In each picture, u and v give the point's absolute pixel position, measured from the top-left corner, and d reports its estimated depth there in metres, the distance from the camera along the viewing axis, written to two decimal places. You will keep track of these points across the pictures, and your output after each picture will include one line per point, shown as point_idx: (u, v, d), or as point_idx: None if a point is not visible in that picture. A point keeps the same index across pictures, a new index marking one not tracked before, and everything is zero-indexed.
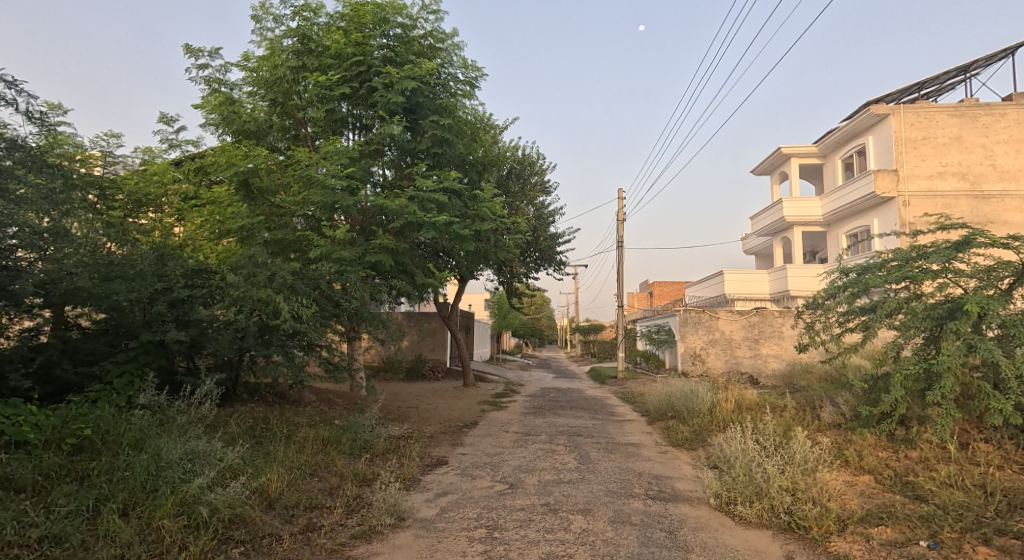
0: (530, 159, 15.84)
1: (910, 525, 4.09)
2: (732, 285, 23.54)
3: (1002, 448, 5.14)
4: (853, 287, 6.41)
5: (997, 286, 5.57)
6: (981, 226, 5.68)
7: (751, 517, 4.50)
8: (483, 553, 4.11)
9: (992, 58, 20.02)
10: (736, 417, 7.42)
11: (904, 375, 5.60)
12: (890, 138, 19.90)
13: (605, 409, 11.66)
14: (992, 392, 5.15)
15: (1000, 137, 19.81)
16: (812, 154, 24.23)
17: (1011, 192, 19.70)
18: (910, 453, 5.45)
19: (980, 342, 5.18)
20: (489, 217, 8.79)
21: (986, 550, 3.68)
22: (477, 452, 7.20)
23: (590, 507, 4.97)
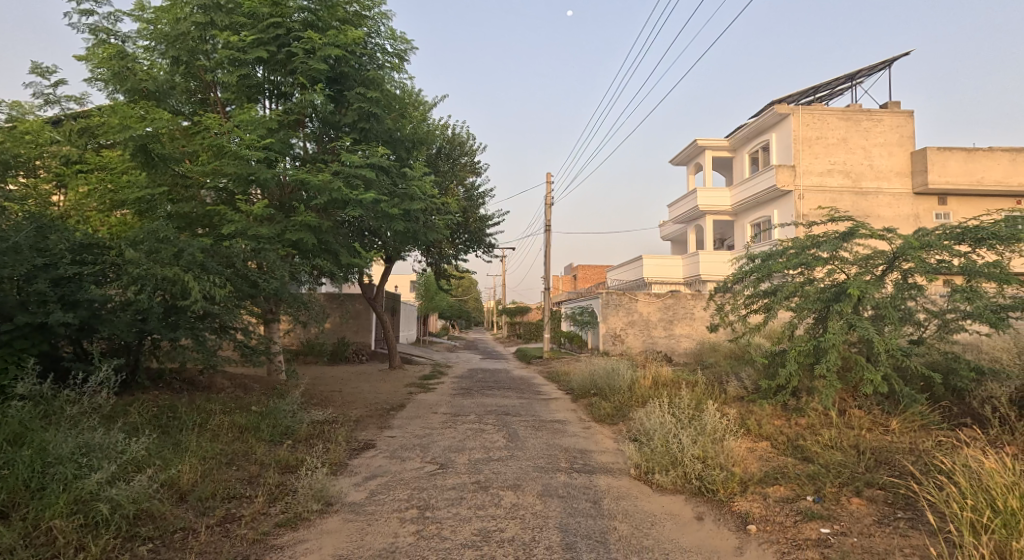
0: (459, 139, 15.71)
1: (799, 483, 4.66)
2: (649, 269, 24.87)
3: (873, 412, 5.95)
4: (759, 273, 7.03)
5: (872, 272, 6.41)
6: (864, 219, 6.44)
7: (667, 484, 4.93)
8: (416, 532, 4.13)
9: (874, 68, 22.43)
10: (654, 393, 7.98)
11: (798, 351, 6.28)
12: (789, 137, 21.86)
13: (531, 389, 11.93)
14: (866, 365, 5.93)
15: (877, 140, 22.21)
16: (722, 148, 25.97)
17: (884, 189, 22.14)
18: (800, 419, 6.16)
19: (858, 322, 5.91)
20: (419, 195, 8.62)
21: (858, 500, 4.30)
22: (406, 434, 7.14)
23: (519, 483, 5.14)
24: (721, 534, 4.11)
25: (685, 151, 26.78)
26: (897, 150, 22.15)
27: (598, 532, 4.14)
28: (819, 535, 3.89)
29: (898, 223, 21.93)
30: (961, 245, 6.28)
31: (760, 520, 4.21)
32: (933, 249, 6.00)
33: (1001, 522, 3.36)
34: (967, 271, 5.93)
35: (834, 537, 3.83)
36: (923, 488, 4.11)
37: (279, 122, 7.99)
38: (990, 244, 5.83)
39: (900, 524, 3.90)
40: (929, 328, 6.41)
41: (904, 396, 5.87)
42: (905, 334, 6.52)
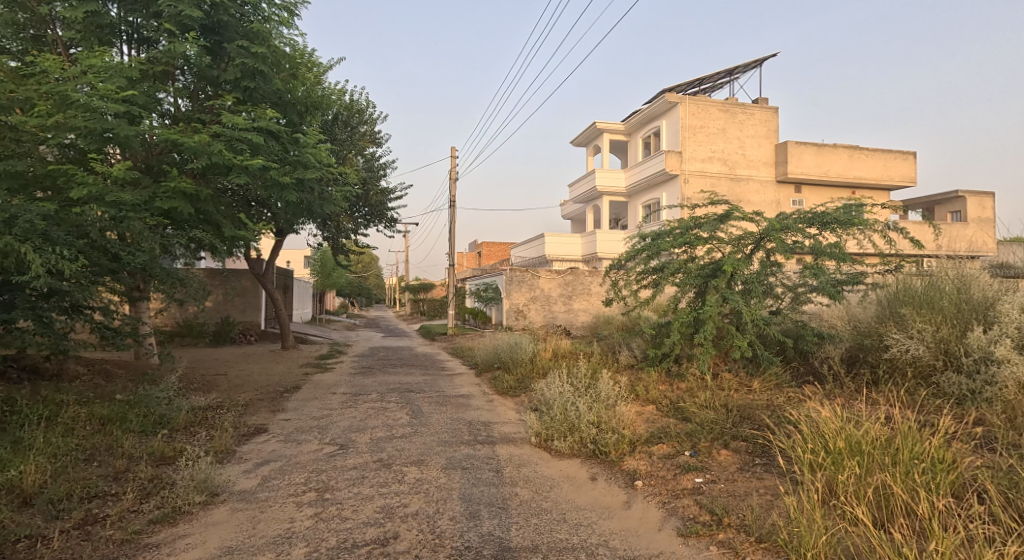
0: (358, 106, 14.92)
1: (678, 440, 5.18)
2: (552, 246, 25.58)
3: (739, 375, 6.78)
4: (649, 251, 7.49)
5: (743, 251, 7.17)
6: (737, 203, 7.16)
7: (565, 450, 5.26)
8: (315, 515, 3.99)
9: (748, 65, 24.81)
10: (554, 364, 8.43)
11: (681, 323, 6.95)
12: (678, 123, 23.50)
13: (435, 365, 11.91)
14: (735, 333, 6.77)
15: (749, 132, 24.57)
16: (618, 132, 27.25)
17: (754, 176, 24.56)
18: (681, 383, 6.85)
19: (729, 295, 6.67)
20: (314, 164, 8.14)
21: (725, 452, 4.88)
22: (301, 417, 6.79)
23: (423, 458, 5.15)
24: (612, 491, 4.47)
25: (584, 134, 27.70)
26: (763, 141, 24.72)
27: (500, 499, 4.29)
28: (693, 484, 4.37)
29: (764, 207, 24.49)
30: (811, 228, 7.24)
31: (645, 476, 4.64)
32: (790, 231, 6.88)
33: (831, 459, 4.00)
34: (816, 251, 6.91)
35: (705, 485, 4.32)
36: (775, 437, 4.76)
37: (144, 72, 7.28)
38: (833, 228, 6.82)
39: (758, 469, 4.49)
40: (784, 300, 7.39)
41: (762, 359, 6.75)
42: (766, 306, 7.46)
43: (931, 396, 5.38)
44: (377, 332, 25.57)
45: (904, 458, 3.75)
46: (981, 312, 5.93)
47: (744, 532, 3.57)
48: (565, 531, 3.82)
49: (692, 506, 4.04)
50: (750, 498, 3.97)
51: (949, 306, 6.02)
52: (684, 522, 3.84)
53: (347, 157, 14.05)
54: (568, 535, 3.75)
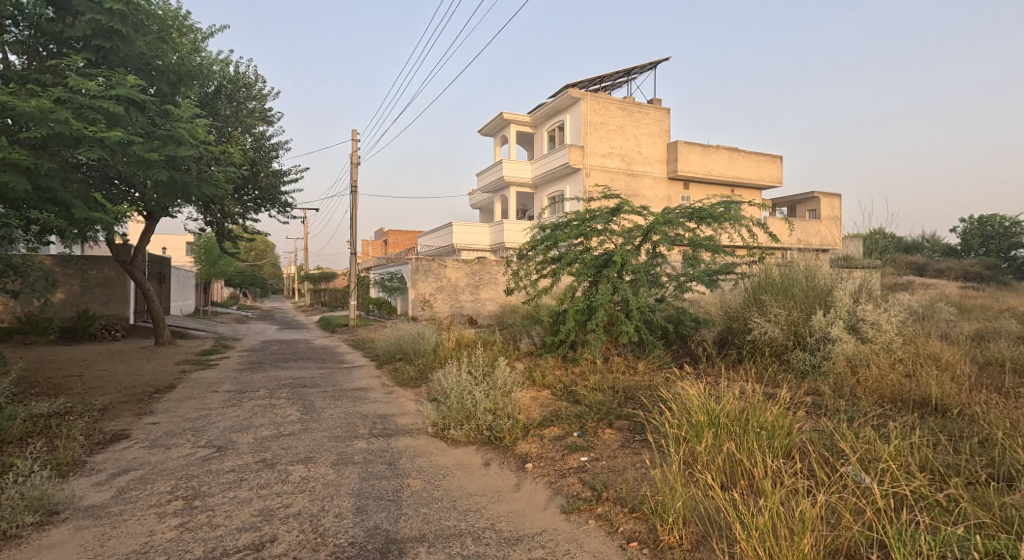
0: (245, 80, 14.02)
1: (567, 422, 5.42)
2: (459, 236, 25.52)
3: (628, 358, 7.25)
4: (548, 243, 7.78)
5: (633, 243, 7.60)
6: (627, 197, 7.55)
7: (461, 438, 5.33)
8: (179, 525, 3.72)
9: (645, 67, 26.12)
10: (454, 354, 8.47)
11: (575, 309, 7.34)
12: (580, 119, 24.26)
13: (334, 358, 11.53)
14: (623, 319, 7.29)
15: (646, 131, 25.86)
16: (525, 124, 27.61)
17: (650, 172, 25.88)
18: (575, 367, 7.22)
19: (619, 285, 7.22)
20: (187, 140, 7.62)
21: (609, 430, 5.15)
22: (173, 419, 6.32)
23: (311, 455, 5.01)
24: (503, 475, 4.59)
25: (491, 124, 27.80)
26: (658, 140, 26.12)
27: (391, 491, 4.26)
28: (578, 462, 4.59)
29: (658, 203, 25.84)
30: (692, 222, 7.83)
31: (536, 458, 4.80)
32: (673, 224, 7.38)
33: (693, 431, 4.39)
34: (694, 243, 7.48)
35: (589, 462, 4.55)
36: (651, 414, 5.10)
37: None
38: (708, 222, 7.44)
39: (637, 444, 4.79)
40: (669, 288, 7.90)
41: (647, 343, 7.29)
42: (653, 293, 7.94)
43: (782, 369, 6.45)
44: (275, 325, 24.29)
45: (753, 426, 4.22)
46: (822, 298, 7.21)
47: (620, 504, 3.87)
48: (454, 518, 3.88)
49: (576, 483, 4.26)
50: (627, 472, 4.26)
51: (799, 293, 7.29)
52: (568, 499, 4.07)
53: (233, 134, 13.18)
54: (457, 522, 3.82)
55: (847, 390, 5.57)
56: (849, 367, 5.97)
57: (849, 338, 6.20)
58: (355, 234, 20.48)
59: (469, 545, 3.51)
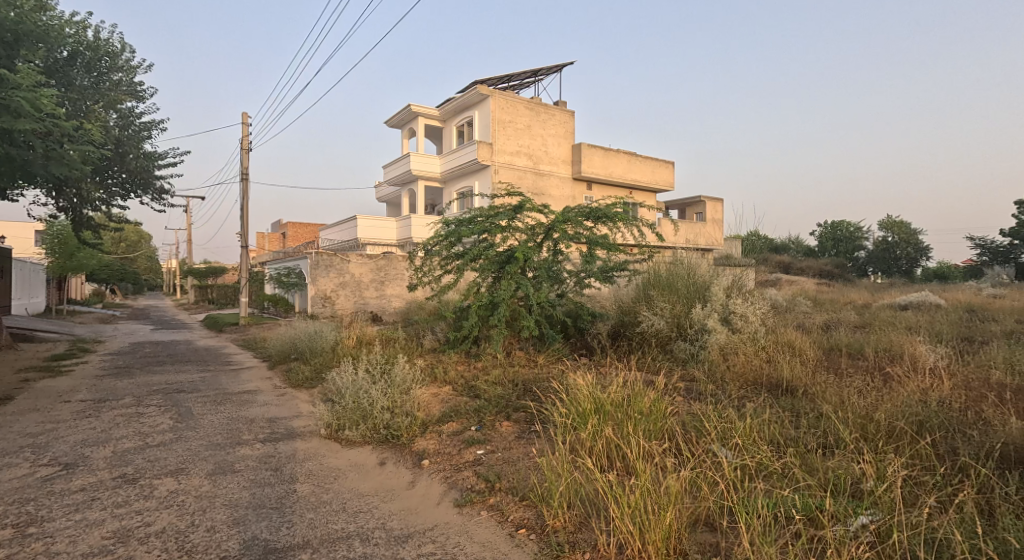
0: (107, 48, 12.68)
1: (466, 417, 5.49)
2: (364, 230, 24.75)
3: (529, 352, 7.48)
4: (451, 238, 7.73)
5: (536, 240, 7.80)
6: (529, 194, 7.76)
7: (356, 438, 5.23)
8: (11, 556, 3.30)
9: (552, 69, 26.78)
10: (353, 352, 8.25)
11: (478, 305, 7.42)
12: (489, 116, 24.38)
13: (219, 360, 10.77)
14: (525, 315, 7.50)
15: (552, 132, 26.49)
16: (434, 118, 27.29)
17: (556, 172, 26.54)
18: (477, 362, 7.31)
19: (522, 282, 7.38)
20: (28, 112, 7.17)
21: (507, 423, 5.30)
22: (10, 436, 5.59)
23: (182, 467, 4.66)
24: (399, 473, 4.59)
25: (398, 116, 27.23)
26: (564, 141, 26.86)
27: (273, 499, 4.06)
28: (474, 456, 4.70)
29: (564, 202, 26.62)
30: (590, 221, 8.18)
31: (432, 454, 4.83)
32: (573, 223, 7.68)
33: (580, 418, 4.86)
34: (592, 241, 7.82)
35: (484, 455, 4.69)
36: (545, 404, 5.37)
37: None
38: (604, 222, 7.86)
39: (531, 435, 5.00)
40: (569, 283, 8.15)
41: (548, 337, 7.63)
42: (554, 289, 8.17)
43: (666, 358, 7.28)
44: (150, 325, 22.18)
45: (634, 413, 4.75)
46: (701, 293, 8.12)
47: (511, 493, 4.11)
48: (343, 521, 3.81)
49: (471, 476, 4.40)
50: (521, 462, 4.48)
51: (682, 289, 8.14)
52: (462, 493, 4.19)
53: (92, 108, 11.91)
54: (345, 525, 3.75)
55: (718, 374, 6.43)
56: (721, 354, 6.86)
57: (722, 330, 7.13)
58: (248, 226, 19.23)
59: (358, 546, 3.47)
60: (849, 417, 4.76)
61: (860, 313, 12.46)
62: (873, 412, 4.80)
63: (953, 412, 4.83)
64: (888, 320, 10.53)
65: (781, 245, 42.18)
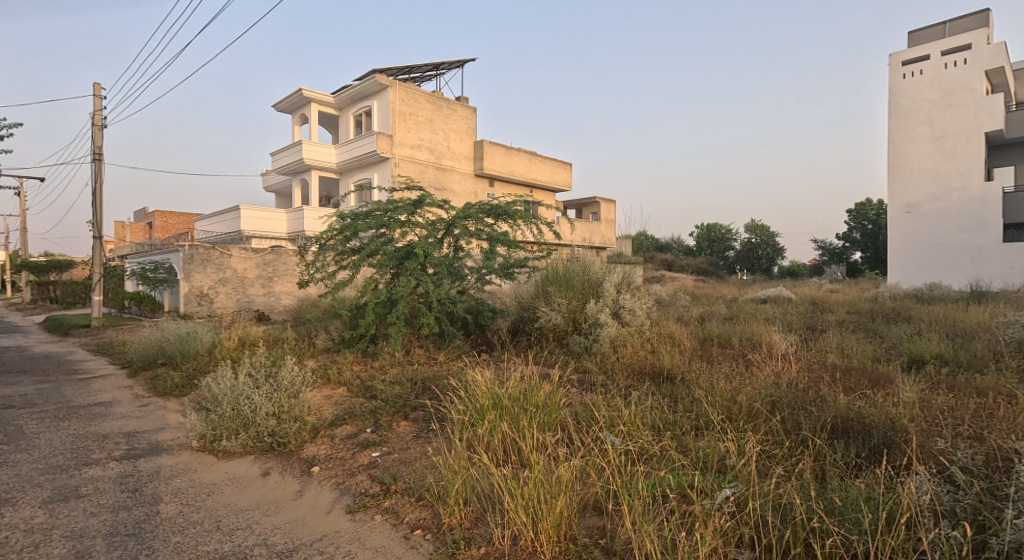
0: None
1: (361, 419, 5.30)
2: (247, 222, 23.00)
3: (429, 349, 7.37)
4: (346, 232, 7.41)
5: (436, 236, 7.71)
6: (429, 190, 7.68)
7: (236, 449, 4.86)
8: None
9: (454, 64, 26.64)
10: (232, 355, 7.67)
11: (376, 303, 7.19)
12: (388, 107, 23.72)
13: (66, 368, 9.52)
14: (425, 312, 7.37)
15: (454, 127, 26.32)
16: (330, 105, 26.14)
17: (457, 168, 26.39)
18: (375, 361, 7.08)
19: (422, 278, 7.23)
20: None
21: (404, 422, 5.19)
22: None
23: (11, 497, 4.06)
24: (285, 482, 4.33)
25: (288, 100, 25.68)
26: (465, 137, 26.80)
27: (129, 525, 3.66)
28: (369, 459, 4.54)
29: (465, 199, 26.64)
30: (490, 218, 8.23)
31: (323, 460, 4.61)
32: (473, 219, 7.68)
33: (478, 414, 4.89)
34: (493, 238, 7.89)
35: (380, 458, 4.54)
36: (443, 402, 5.33)
37: None
38: (504, 219, 7.97)
39: (429, 434, 4.92)
40: (470, 279, 8.15)
41: (448, 333, 7.57)
42: (454, 285, 8.12)
43: (563, 351, 7.50)
44: None
45: (530, 407, 4.86)
46: (594, 288, 8.47)
47: (408, 494, 4.02)
48: (215, 541, 3.52)
49: (366, 480, 4.23)
50: (418, 462, 4.40)
51: (579, 285, 8.43)
52: (354, 498, 4.02)
53: None
54: (219, 546, 3.46)
55: (609, 365, 6.75)
56: (612, 346, 7.20)
57: (613, 323, 7.49)
58: (101, 214, 17.27)
59: None
60: (716, 400, 5.21)
61: (728, 305, 13.70)
62: (737, 395, 5.30)
63: (800, 392, 5.47)
64: (750, 312, 11.66)
65: (664, 244, 45.07)
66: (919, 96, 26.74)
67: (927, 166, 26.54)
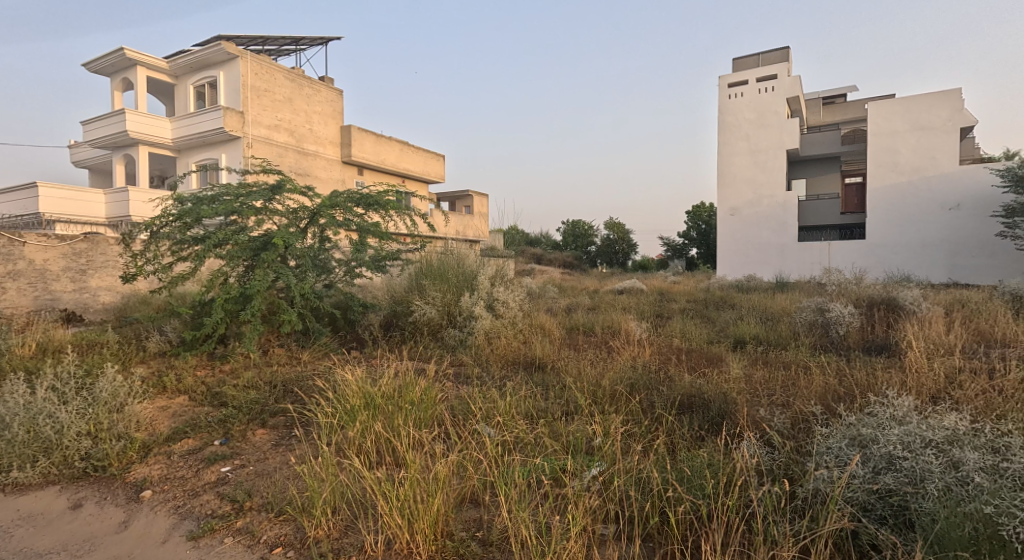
0: None
1: (208, 430, 4.73)
2: (45, 202, 19.55)
3: (291, 349, 6.82)
4: (187, 218, 6.56)
5: (298, 225, 7.15)
6: (289, 174, 7.12)
7: (35, 479, 4.12)
8: None
9: (314, 40, 25.15)
10: (32, 363, 6.48)
11: (225, 299, 6.47)
12: (238, 80, 21.65)
13: None
14: (285, 308, 6.76)
15: (316, 109, 24.78)
16: (163, 71, 23.30)
17: (321, 153, 24.93)
18: (224, 365, 6.38)
19: (282, 271, 6.62)
20: None
21: (260, 431, 4.72)
22: None
23: None
24: (104, 515, 3.73)
25: (107, 61, 22.33)
26: (330, 121, 25.46)
27: None
28: (218, 475, 4.05)
29: (331, 185, 25.43)
30: (359, 208, 7.82)
31: (158, 482, 4.04)
32: (340, 207, 7.24)
33: (348, 415, 4.57)
34: (363, 229, 7.49)
35: (232, 472, 4.08)
36: (307, 405, 4.95)
37: None
38: (375, 209, 7.66)
39: (291, 441, 4.53)
40: (338, 272, 7.68)
41: (313, 330, 7.08)
42: (321, 279, 7.61)
43: (437, 345, 7.32)
44: None
45: (405, 404, 4.65)
46: (469, 281, 8.44)
47: (265, 511, 3.63)
48: None
49: (213, 500, 3.76)
50: (276, 473, 4.01)
51: (453, 278, 8.31)
52: (198, 522, 3.56)
53: None
54: None
55: (483, 357, 6.71)
56: (486, 339, 7.24)
57: (488, 315, 7.53)
58: None
59: None
60: (583, 385, 5.41)
61: (590, 296, 14.46)
62: (602, 379, 5.54)
63: (653, 374, 5.86)
64: (610, 302, 12.37)
65: (533, 239, 46.50)
66: (740, 114, 30.30)
67: (745, 176, 30.01)
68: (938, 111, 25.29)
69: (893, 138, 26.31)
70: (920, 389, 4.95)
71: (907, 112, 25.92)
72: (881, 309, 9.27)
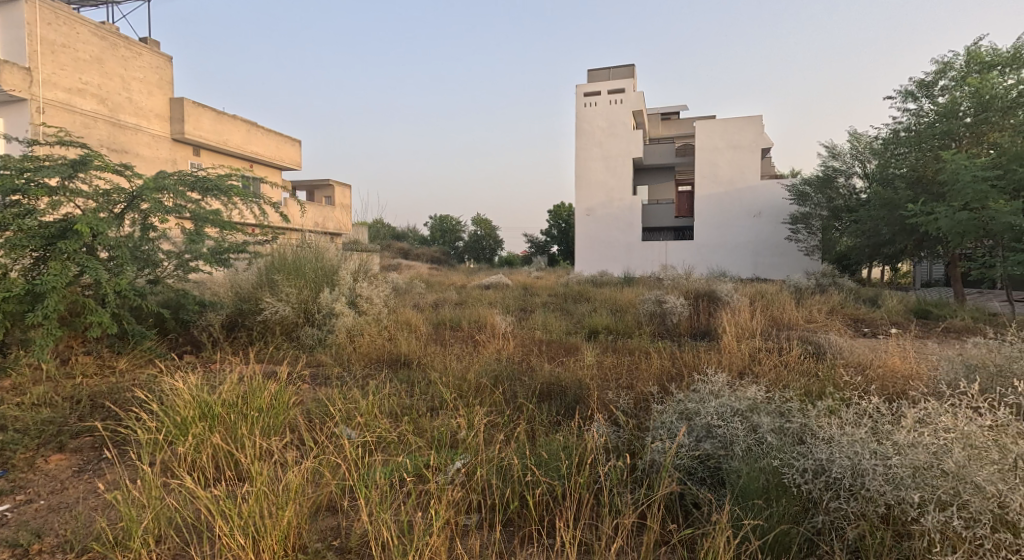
0: None
1: None
2: None
3: (101, 356, 5.85)
4: None
5: (111, 210, 6.17)
6: (97, 150, 6.06)
7: None
8: None
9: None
10: None
11: (4, 298, 5.32)
12: (20, 28, 17.83)
13: None
14: (94, 308, 5.74)
15: (135, 75, 21.91)
16: None
17: (143, 127, 22.12)
18: (5, 381, 5.28)
19: (86, 262, 5.59)
20: None
21: (56, 457, 3.98)
22: None
23: None
24: None
25: None
26: (154, 90, 22.66)
27: None
28: None
29: (156, 164, 22.66)
30: (192, 193, 6.97)
31: None
32: (166, 191, 6.35)
33: (180, 428, 4.01)
34: (199, 217, 6.69)
35: (13, 511, 3.35)
36: (122, 421, 4.26)
37: None
38: (214, 195, 6.87)
39: (99, 465, 3.86)
40: (166, 267, 6.79)
41: (133, 333, 6.15)
42: (143, 275, 6.63)
43: (292, 346, 6.76)
44: None
45: (251, 411, 4.18)
46: (329, 277, 7.91)
47: (62, 552, 3.02)
48: None
49: None
50: (77, 506, 3.37)
51: (310, 274, 7.69)
52: None
53: None
54: None
55: (344, 356, 6.33)
56: (348, 336, 6.86)
57: (349, 312, 7.14)
58: None
59: None
60: (448, 379, 5.28)
61: (458, 291, 14.44)
62: (466, 373, 5.49)
63: (516, 365, 5.93)
64: (476, 297, 12.41)
65: (400, 233, 45.43)
66: (592, 122, 32.10)
67: (599, 178, 31.96)
68: (746, 132, 28.88)
69: (713, 153, 29.57)
70: (732, 364, 5.54)
71: (724, 132, 29.28)
72: (704, 300, 10.29)
